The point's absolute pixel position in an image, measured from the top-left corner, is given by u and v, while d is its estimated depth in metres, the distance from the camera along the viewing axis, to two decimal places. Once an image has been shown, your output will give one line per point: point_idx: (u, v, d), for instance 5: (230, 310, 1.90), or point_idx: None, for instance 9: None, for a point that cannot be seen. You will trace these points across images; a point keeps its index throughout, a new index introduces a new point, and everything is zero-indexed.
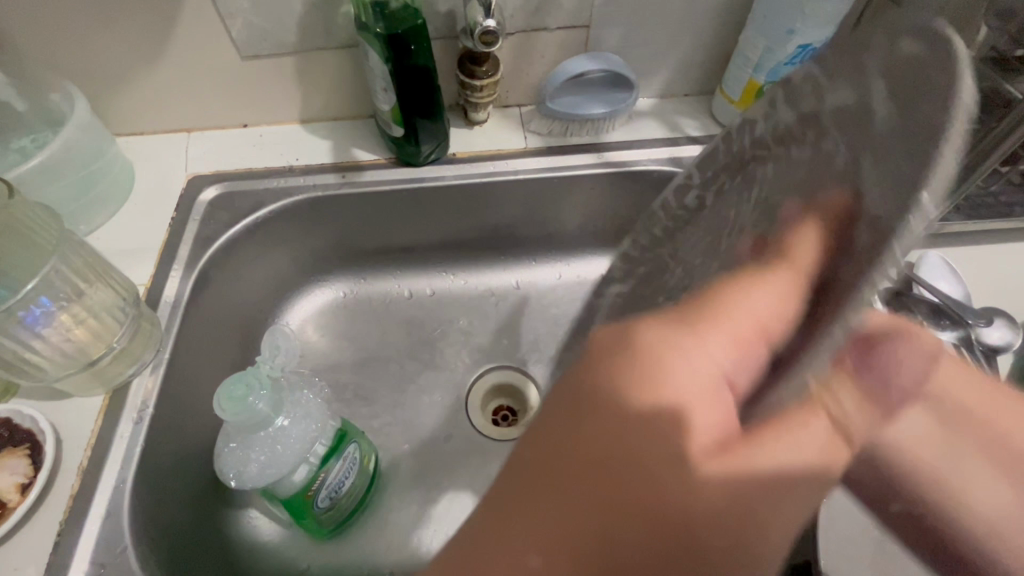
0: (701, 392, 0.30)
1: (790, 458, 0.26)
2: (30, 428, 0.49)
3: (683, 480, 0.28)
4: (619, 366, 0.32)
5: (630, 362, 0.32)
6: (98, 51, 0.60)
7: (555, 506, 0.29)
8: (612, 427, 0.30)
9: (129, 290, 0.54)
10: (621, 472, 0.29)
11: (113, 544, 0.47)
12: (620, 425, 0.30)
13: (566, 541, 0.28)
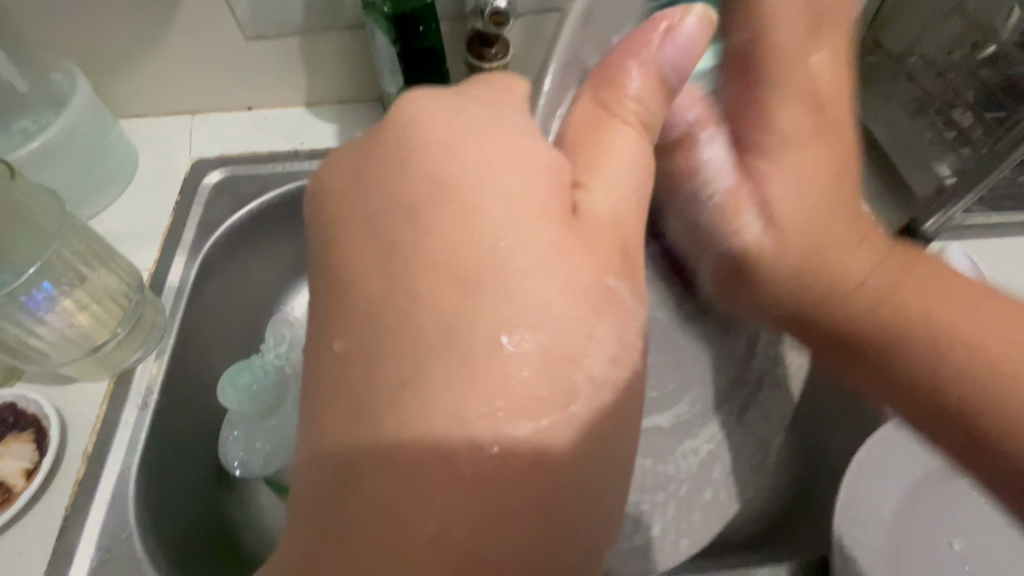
0: (423, 199, 0.25)
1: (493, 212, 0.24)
2: (34, 414, 0.45)
3: (392, 217, 0.26)
4: (422, 209, 0.25)
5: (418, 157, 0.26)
6: (100, 27, 0.58)
7: (348, 205, 0.27)
8: (442, 218, 0.25)
9: (133, 274, 0.50)
10: (422, 269, 0.24)
11: (118, 530, 0.43)
12: (435, 164, 0.26)
13: (376, 235, 0.26)
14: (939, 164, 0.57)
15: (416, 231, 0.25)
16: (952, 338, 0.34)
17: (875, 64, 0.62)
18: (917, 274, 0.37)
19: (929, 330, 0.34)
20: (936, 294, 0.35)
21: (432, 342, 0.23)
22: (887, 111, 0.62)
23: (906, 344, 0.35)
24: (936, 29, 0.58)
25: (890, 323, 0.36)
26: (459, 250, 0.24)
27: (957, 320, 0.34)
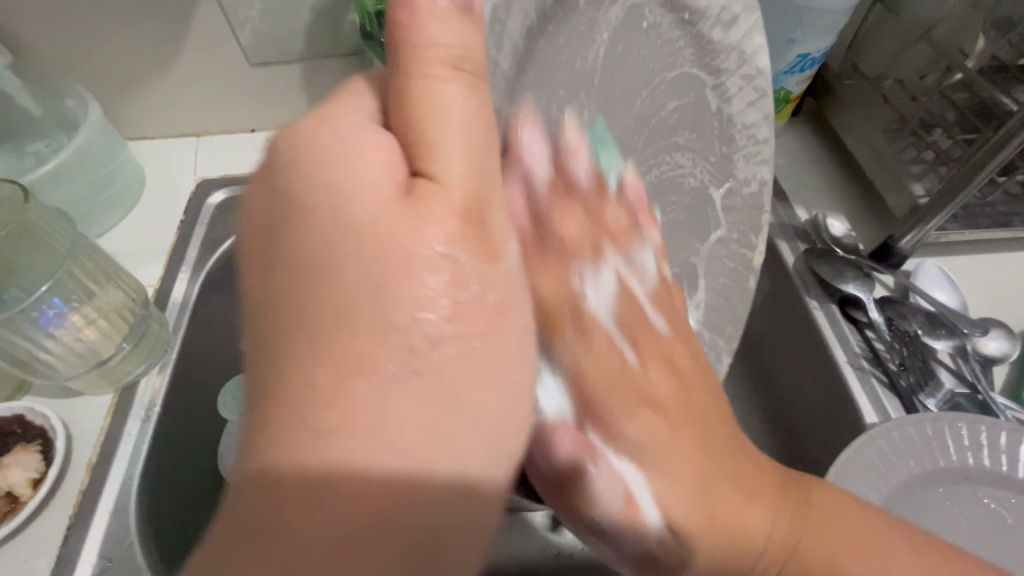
0: (336, 210, 0.21)
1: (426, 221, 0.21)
2: (42, 425, 0.47)
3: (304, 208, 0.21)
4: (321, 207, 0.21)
5: (324, 160, 0.21)
6: (111, 54, 0.61)
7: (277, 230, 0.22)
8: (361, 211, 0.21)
9: (139, 290, 0.52)
10: (352, 292, 0.20)
11: (120, 538, 0.45)
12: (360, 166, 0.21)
13: (287, 262, 0.21)
14: (915, 184, 0.59)
15: (328, 266, 0.20)
16: (787, 566, 0.38)
17: (855, 89, 0.66)
18: (755, 506, 0.36)
19: (834, 558, 0.38)
20: (836, 537, 0.38)
21: (328, 406, 0.19)
22: (867, 133, 0.65)
23: (728, 560, 0.36)
24: (909, 55, 0.61)
25: (714, 557, 0.35)
26: (360, 259, 0.20)
27: (812, 548, 0.38)
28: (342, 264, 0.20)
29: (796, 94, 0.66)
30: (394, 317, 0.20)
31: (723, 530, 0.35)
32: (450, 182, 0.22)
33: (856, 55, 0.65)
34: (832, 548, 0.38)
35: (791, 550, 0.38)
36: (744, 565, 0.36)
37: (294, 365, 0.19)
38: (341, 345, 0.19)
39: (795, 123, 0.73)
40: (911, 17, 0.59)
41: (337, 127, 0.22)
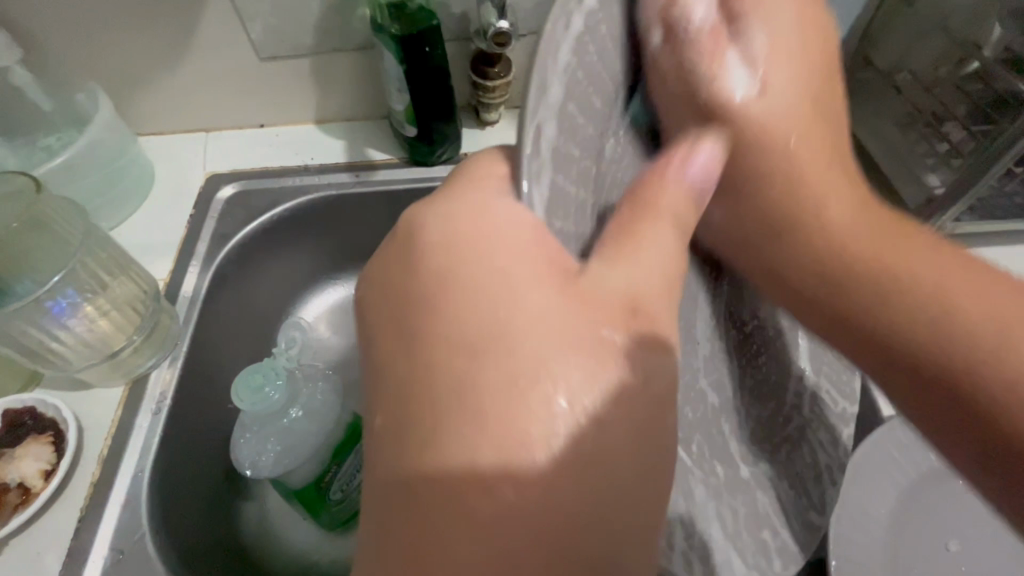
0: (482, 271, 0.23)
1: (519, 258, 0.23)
2: (53, 418, 0.47)
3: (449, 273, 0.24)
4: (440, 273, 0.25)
5: (450, 214, 0.26)
6: (121, 48, 0.61)
7: (399, 276, 0.26)
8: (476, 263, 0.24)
9: (149, 282, 0.52)
10: (459, 370, 0.22)
11: (131, 531, 0.44)
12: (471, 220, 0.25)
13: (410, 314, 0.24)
14: (929, 175, 0.59)
15: (449, 315, 0.23)
16: (940, 315, 0.28)
17: (867, 83, 0.65)
18: (950, 261, 0.30)
19: (994, 340, 0.26)
20: (911, 316, 0.29)
21: (467, 422, 0.21)
22: (879, 127, 0.64)
23: (896, 343, 0.29)
24: (921, 46, 0.60)
25: (920, 327, 0.29)
26: (473, 318, 0.23)
27: (899, 303, 0.29)
28: (460, 339, 0.22)
29: None
30: (523, 378, 0.21)
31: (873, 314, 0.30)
32: (590, 279, 0.23)
33: (868, 48, 0.65)
34: (966, 356, 0.27)
35: (898, 278, 0.30)
36: (883, 297, 0.30)
37: (424, 391, 0.22)
38: (478, 364, 0.21)
39: None
40: (922, 8, 0.59)
41: (469, 209, 0.26)
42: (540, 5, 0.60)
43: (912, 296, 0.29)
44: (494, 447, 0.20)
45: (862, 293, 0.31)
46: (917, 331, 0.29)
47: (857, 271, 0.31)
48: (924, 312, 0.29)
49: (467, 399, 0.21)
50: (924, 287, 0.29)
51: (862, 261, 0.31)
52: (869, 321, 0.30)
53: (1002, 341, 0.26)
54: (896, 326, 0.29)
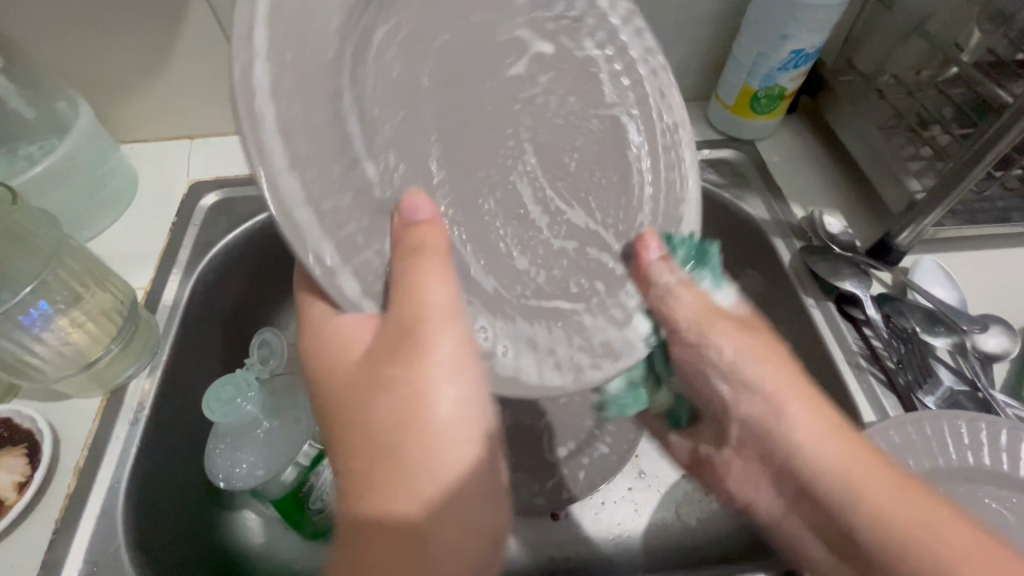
0: (347, 358, 0.34)
1: (364, 330, 0.34)
2: (28, 429, 0.47)
3: (334, 379, 0.34)
4: (332, 382, 0.34)
5: (313, 331, 0.36)
6: (102, 56, 0.61)
7: (314, 383, 0.36)
8: (335, 344, 0.34)
9: (127, 292, 0.52)
10: (356, 436, 0.32)
11: (107, 543, 0.44)
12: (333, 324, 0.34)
13: (331, 415, 0.34)
14: (911, 179, 0.58)
15: (344, 410, 0.33)
16: (833, 476, 0.35)
17: (852, 86, 0.65)
18: (835, 442, 0.36)
19: (853, 489, 0.34)
20: (845, 464, 0.35)
21: (380, 459, 0.31)
22: (864, 130, 0.64)
23: (835, 499, 0.35)
24: (904, 49, 0.60)
25: (846, 494, 0.34)
26: (351, 413, 0.33)
27: (883, 494, 0.33)
28: (356, 414, 0.32)
29: (791, 90, 0.65)
30: (419, 432, 0.31)
31: (795, 460, 0.37)
32: (412, 328, 0.32)
33: (853, 51, 0.65)
34: (899, 543, 0.31)
35: (846, 478, 0.35)
36: (828, 492, 0.35)
37: (350, 460, 0.32)
38: (371, 410, 0.32)
39: (791, 120, 0.72)
40: (904, 11, 0.59)
41: (322, 322, 0.35)
42: None
43: (822, 468, 0.36)
44: (416, 462, 0.31)
45: (822, 451, 0.36)
46: (850, 476, 0.35)
47: (854, 474, 0.35)
48: (860, 462, 0.35)
49: (380, 453, 0.31)
50: (852, 487, 0.34)
51: (848, 475, 0.35)
52: (801, 449, 0.37)
53: (874, 515, 0.33)
54: (839, 493, 0.35)
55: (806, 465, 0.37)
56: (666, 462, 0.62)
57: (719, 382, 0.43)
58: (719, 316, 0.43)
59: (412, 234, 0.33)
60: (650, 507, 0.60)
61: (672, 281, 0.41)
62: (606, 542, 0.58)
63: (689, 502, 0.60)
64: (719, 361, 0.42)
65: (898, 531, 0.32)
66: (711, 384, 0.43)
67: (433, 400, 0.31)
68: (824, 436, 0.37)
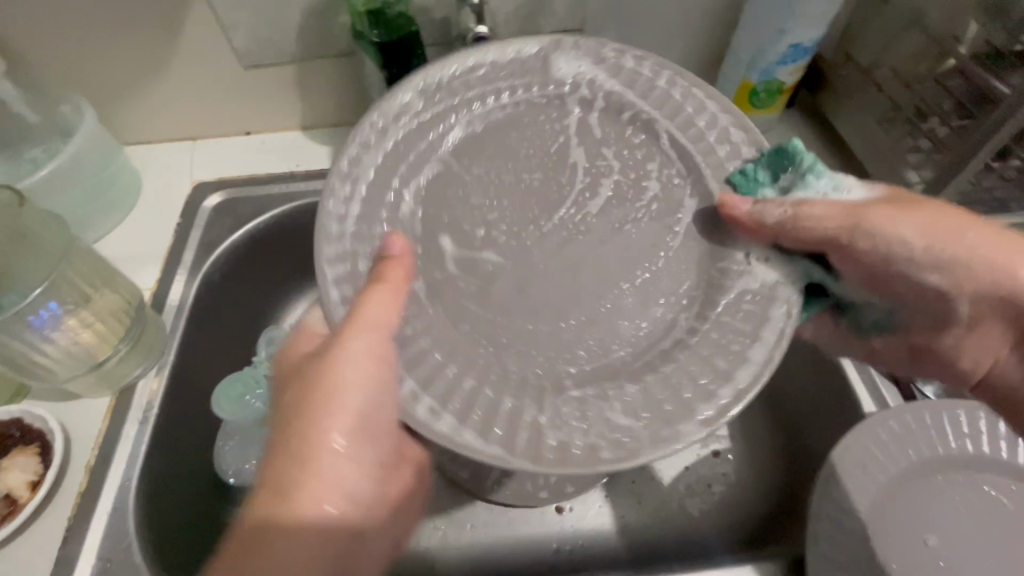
0: (296, 398, 0.36)
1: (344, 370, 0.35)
2: (40, 428, 0.47)
3: (293, 400, 0.36)
4: (296, 422, 0.35)
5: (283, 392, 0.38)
6: (104, 60, 0.62)
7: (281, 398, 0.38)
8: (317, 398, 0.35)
9: (134, 293, 0.52)
10: (281, 455, 0.34)
11: (119, 539, 0.45)
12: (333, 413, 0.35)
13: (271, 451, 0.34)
14: (909, 172, 0.60)
15: (316, 437, 0.34)
16: (1004, 276, 0.40)
17: (849, 80, 0.65)
18: (1014, 249, 0.40)
19: (1006, 263, 0.40)
20: (978, 246, 0.40)
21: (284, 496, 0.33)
22: (862, 124, 0.64)
23: (972, 261, 0.40)
24: (900, 43, 0.61)
25: (999, 278, 0.40)
26: (299, 455, 0.34)
27: (994, 251, 0.40)
28: (285, 447, 0.34)
29: (789, 84, 0.65)
30: (311, 447, 0.34)
31: (998, 277, 0.40)
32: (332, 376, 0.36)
33: (849, 44, 0.65)
34: (993, 281, 0.40)
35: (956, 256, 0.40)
36: (968, 263, 0.40)
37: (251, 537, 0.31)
38: (324, 430, 0.35)
39: (790, 114, 0.72)
40: (898, 5, 0.59)
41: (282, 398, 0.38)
42: (521, 7, 0.60)
43: (1000, 285, 0.40)
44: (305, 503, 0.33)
45: (950, 263, 0.40)
46: (978, 272, 0.40)
47: (1011, 248, 0.40)
48: (969, 224, 0.40)
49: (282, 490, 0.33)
50: (993, 260, 0.39)
51: (994, 250, 0.40)
52: (915, 231, 0.40)
53: (1006, 279, 0.40)
54: (1009, 281, 0.40)
55: (970, 261, 0.40)
56: (670, 456, 0.62)
57: (911, 239, 0.40)
58: (865, 206, 0.41)
59: (380, 266, 0.36)
60: (654, 501, 0.60)
61: (788, 213, 0.39)
62: (609, 534, 0.59)
63: (692, 493, 0.60)
64: (913, 251, 0.40)
65: (993, 267, 0.40)
66: (884, 269, 0.41)
67: (332, 423, 0.35)
68: (1000, 240, 0.40)
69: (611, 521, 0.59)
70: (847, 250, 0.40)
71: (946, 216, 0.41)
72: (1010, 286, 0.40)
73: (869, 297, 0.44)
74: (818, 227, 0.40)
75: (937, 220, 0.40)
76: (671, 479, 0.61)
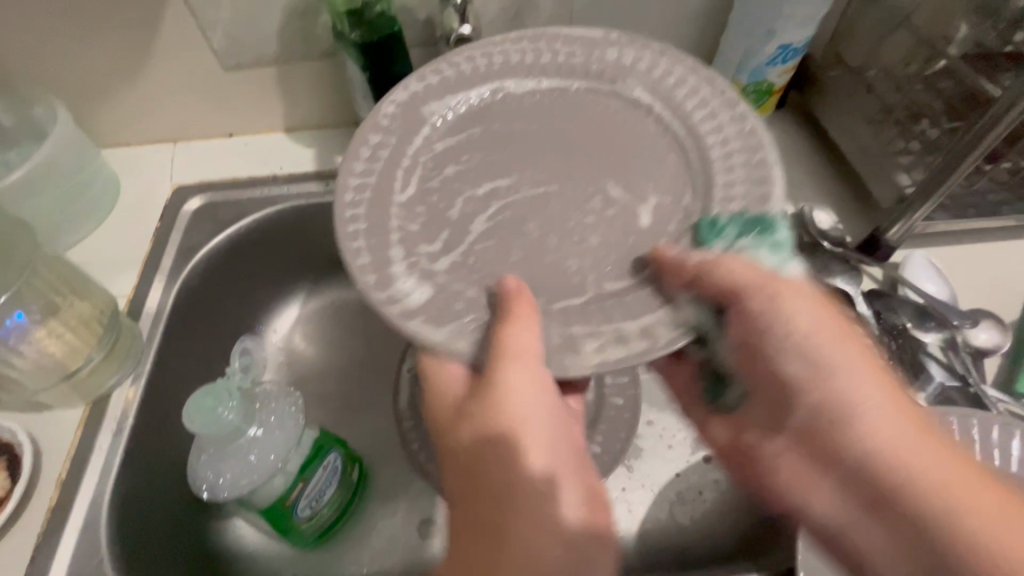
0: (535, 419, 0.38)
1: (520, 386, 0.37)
2: (8, 441, 0.46)
3: (503, 427, 0.38)
4: (471, 459, 0.38)
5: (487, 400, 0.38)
6: (80, 61, 0.60)
7: (485, 469, 0.38)
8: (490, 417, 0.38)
9: (108, 300, 0.51)
10: (483, 494, 0.37)
11: (90, 556, 0.44)
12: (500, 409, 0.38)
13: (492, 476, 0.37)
14: (900, 175, 0.59)
15: (508, 469, 0.37)
16: (877, 465, 0.36)
17: (839, 81, 0.65)
18: (880, 379, 0.37)
19: (857, 426, 0.37)
20: (921, 443, 0.35)
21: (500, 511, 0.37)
22: (853, 127, 0.64)
23: (861, 415, 0.37)
24: (891, 44, 0.60)
25: (910, 482, 0.34)
26: (512, 484, 0.37)
27: (877, 414, 0.36)
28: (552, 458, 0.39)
29: (779, 85, 0.64)
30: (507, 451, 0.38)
31: (858, 448, 0.36)
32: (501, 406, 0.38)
33: (841, 45, 0.64)
34: (921, 495, 0.34)
35: (890, 468, 0.35)
36: (863, 412, 0.37)
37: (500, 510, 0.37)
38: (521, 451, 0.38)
39: (782, 115, 0.71)
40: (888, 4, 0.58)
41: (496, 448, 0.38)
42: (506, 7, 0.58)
43: (857, 449, 0.36)
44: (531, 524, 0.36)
45: (879, 433, 0.36)
46: (902, 439, 0.35)
47: (913, 430, 0.36)
48: (894, 397, 0.37)
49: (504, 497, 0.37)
50: (907, 470, 0.35)
51: (908, 437, 0.35)
52: (844, 384, 0.37)
53: (909, 471, 0.34)
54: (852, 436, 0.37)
55: (844, 403, 0.37)
56: (660, 464, 0.61)
57: (788, 363, 0.39)
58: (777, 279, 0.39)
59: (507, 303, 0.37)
60: (643, 511, 0.59)
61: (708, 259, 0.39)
62: None
63: (683, 501, 0.59)
64: (791, 333, 0.39)
65: (875, 467, 0.36)
66: (776, 364, 0.40)
67: (521, 445, 0.38)
68: (870, 386, 0.37)
69: None
70: (744, 307, 0.39)
71: (834, 322, 0.39)
72: (883, 459, 0.36)
73: (749, 399, 0.43)
74: (734, 274, 0.39)
75: (823, 324, 0.39)
76: (661, 486, 0.60)
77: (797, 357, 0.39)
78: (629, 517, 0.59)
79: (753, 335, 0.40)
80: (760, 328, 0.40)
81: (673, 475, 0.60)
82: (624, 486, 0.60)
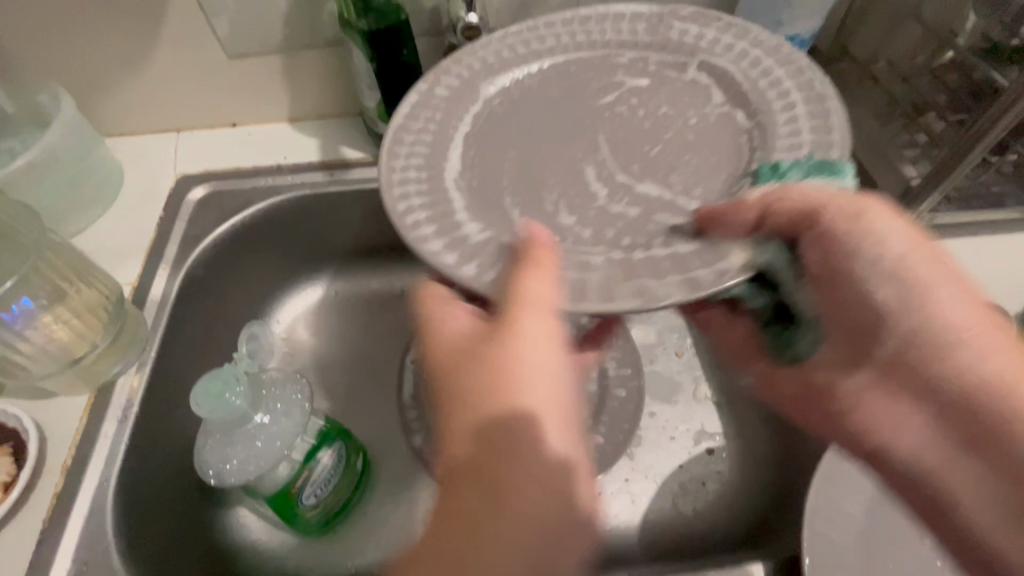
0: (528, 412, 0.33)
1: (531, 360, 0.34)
2: (15, 428, 0.46)
3: (482, 383, 0.34)
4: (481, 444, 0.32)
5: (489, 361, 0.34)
6: (84, 49, 0.60)
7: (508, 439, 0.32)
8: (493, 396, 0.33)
9: (113, 287, 0.51)
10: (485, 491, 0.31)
11: (96, 542, 0.44)
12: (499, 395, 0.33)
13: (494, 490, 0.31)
14: (906, 166, 0.59)
15: (530, 446, 0.32)
16: (975, 391, 0.34)
17: (846, 73, 0.65)
18: (983, 324, 0.35)
19: (953, 340, 0.35)
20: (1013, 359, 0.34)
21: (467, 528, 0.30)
22: (859, 117, 0.64)
23: (958, 346, 0.35)
24: (898, 35, 0.60)
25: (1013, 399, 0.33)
26: (531, 477, 0.32)
27: (955, 335, 0.36)
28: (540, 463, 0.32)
29: None
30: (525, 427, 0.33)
31: (945, 364, 0.36)
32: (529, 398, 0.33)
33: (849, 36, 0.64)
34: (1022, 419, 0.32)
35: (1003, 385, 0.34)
36: (959, 340, 0.35)
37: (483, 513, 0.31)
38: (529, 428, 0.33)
39: None
40: None
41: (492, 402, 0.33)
42: None
43: (953, 378, 0.35)
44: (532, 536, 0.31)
45: (993, 356, 0.35)
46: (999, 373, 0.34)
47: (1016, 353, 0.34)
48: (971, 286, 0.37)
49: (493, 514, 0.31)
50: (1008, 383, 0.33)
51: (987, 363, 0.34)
52: (947, 308, 0.36)
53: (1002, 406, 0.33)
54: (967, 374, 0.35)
55: (979, 380, 0.34)
56: (664, 455, 0.61)
57: (875, 290, 0.37)
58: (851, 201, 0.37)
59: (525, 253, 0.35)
60: (645, 502, 0.59)
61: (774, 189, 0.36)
62: (603, 536, 0.58)
63: (686, 492, 0.60)
64: (881, 258, 0.37)
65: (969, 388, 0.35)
66: (867, 293, 0.38)
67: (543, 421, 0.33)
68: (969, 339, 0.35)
69: (603, 522, 0.58)
70: (824, 230, 0.37)
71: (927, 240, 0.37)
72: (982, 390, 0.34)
73: (822, 338, 0.42)
74: (810, 199, 0.36)
75: (918, 242, 0.37)
76: (665, 477, 0.60)
77: (887, 297, 0.37)
78: (633, 508, 0.59)
79: (848, 298, 0.38)
80: (834, 294, 0.39)
81: (676, 466, 0.61)
82: (628, 476, 0.60)
